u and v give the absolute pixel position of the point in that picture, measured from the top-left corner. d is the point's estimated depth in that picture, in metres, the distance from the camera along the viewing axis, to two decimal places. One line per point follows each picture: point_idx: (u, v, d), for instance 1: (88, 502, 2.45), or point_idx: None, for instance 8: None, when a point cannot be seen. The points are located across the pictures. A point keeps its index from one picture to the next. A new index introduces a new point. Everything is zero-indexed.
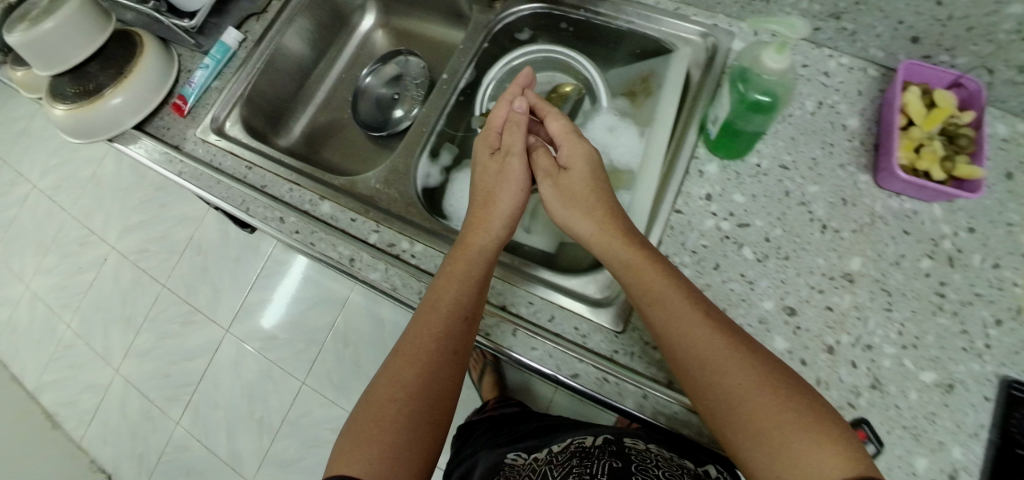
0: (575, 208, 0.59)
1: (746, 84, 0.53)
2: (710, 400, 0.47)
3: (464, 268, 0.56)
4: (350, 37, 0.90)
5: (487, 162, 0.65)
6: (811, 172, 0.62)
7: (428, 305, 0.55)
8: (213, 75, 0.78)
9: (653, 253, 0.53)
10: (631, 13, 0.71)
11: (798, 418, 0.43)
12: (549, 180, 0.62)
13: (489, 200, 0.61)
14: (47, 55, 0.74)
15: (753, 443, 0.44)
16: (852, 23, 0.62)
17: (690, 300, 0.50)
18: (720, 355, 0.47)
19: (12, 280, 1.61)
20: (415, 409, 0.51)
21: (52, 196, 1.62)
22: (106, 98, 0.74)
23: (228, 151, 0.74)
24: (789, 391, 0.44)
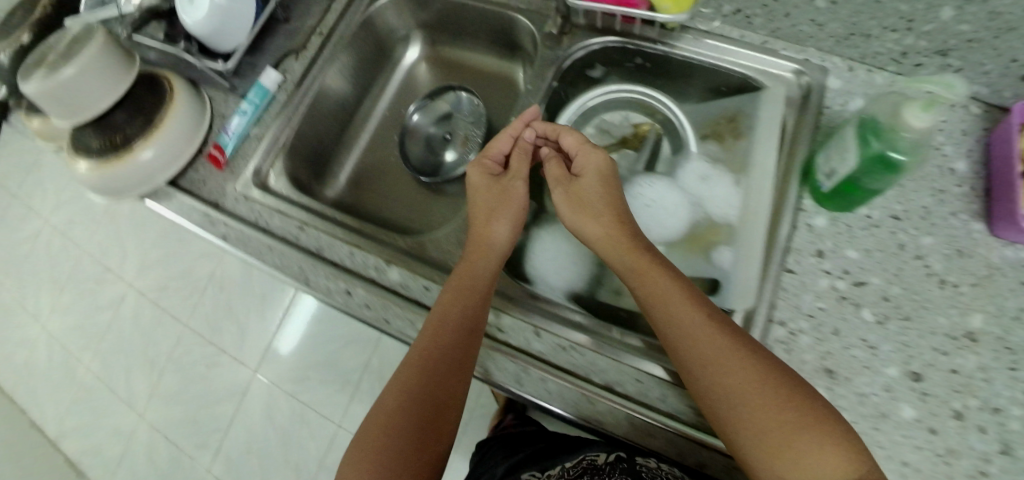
0: (582, 215, 0.58)
1: (880, 141, 0.49)
2: (714, 403, 0.46)
3: (464, 284, 0.55)
4: (395, 75, 0.84)
5: (488, 183, 0.63)
6: (924, 222, 0.58)
7: (436, 319, 0.54)
8: (252, 121, 0.73)
9: (662, 260, 0.53)
10: (713, 49, 0.65)
11: (799, 421, 0.43)
12: (560, 189, 0.60)
13: (499, 213, 0.61)
14: (68, 104, 0.68)
15: (756, 445, 0.43)
16: (959, 60, 0.57)
17: (697, 304, 0.50)
18: (725, 357, 0.46)
19: (26, 320, 1.48)
20: (421, 423, 0.52)
21: (66, 231, 1.50)
22: (136, 152, 0.68)
23: (275, 209, 0.68)
24: (796, 395, 0.44)
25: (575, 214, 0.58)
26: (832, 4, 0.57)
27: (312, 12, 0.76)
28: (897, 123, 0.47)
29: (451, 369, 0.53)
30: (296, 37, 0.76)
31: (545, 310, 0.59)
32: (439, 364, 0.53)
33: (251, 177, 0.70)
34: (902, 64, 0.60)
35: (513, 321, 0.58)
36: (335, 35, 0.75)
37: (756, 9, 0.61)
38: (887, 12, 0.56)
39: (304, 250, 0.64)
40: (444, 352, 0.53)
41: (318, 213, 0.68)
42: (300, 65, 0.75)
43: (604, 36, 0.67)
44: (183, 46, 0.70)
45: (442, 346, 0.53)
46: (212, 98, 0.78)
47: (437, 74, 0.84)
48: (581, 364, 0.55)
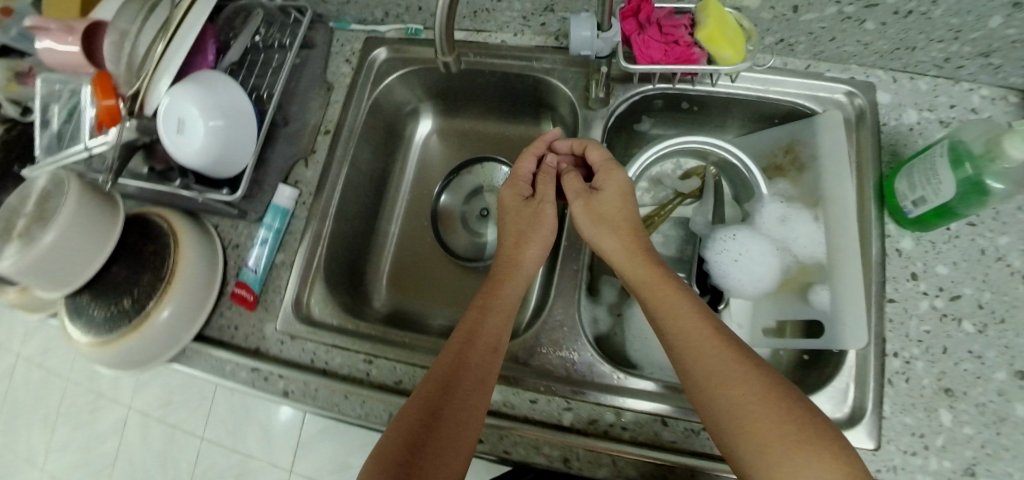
0: (599, 228, 0.56)
1: (975, 168, 0.48)
2: (714, 415, 0.45)
3: (492, 313, 0.53)
4: (409, 151, 0.79)
5: (521, 206, 0.61)
6: (996, 222, 0.59)
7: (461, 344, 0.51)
8: (275, 248, 0.65)
9: (668, 271, 0.52)
10: (759, 82, 0.63)
11: (800, 433, 0.41)
12: (581, 201, 0.58)
13: (522, 232, 0.58)
14: (56, 271, 0.57)
15: (754, 458, 0.42)
16: (1001, 59, 0.57)
17: (703, 317, 0.49)
18: (726, 371, 0.45)
19: (17, 467, 1.31)
20: (420, 461, 0.43)
21: (41, 362, 1.35)
22: (153, 314, 0.59)
23: (331, 345, 0.61)
24: (800, 411, 0.42)
25: (594, 227, 0.56)
26: (881, 25, 0.56)
27: (311, 108, 0.69)
28: (996, 151, 0.46)
29: (469, 401, 0.48)
30: (299, 141, 0.68)
31: (670, 397, 0.55)
32: (459, 392, 0.48)
33: (292, 311, 0.62)
34: (944, 67, 0.60)
35: (635, 416, 0.55)
36: (343, 130, 0.68)
37: (801, 38, 0.60)
38: (937, 26, 0.54)
39: (379, 386, 0.58)
40: (460, 382, 0.48)
41: (381, 339, 0.61)
42: (311, 172, 0.68)
43: (647, 86, 0.63)
44: (179, 183, 0.62)
45: (457, 377, 0.48)
46: (218, 227, 0.69)
47: (452, 146, 0.78)
48: None
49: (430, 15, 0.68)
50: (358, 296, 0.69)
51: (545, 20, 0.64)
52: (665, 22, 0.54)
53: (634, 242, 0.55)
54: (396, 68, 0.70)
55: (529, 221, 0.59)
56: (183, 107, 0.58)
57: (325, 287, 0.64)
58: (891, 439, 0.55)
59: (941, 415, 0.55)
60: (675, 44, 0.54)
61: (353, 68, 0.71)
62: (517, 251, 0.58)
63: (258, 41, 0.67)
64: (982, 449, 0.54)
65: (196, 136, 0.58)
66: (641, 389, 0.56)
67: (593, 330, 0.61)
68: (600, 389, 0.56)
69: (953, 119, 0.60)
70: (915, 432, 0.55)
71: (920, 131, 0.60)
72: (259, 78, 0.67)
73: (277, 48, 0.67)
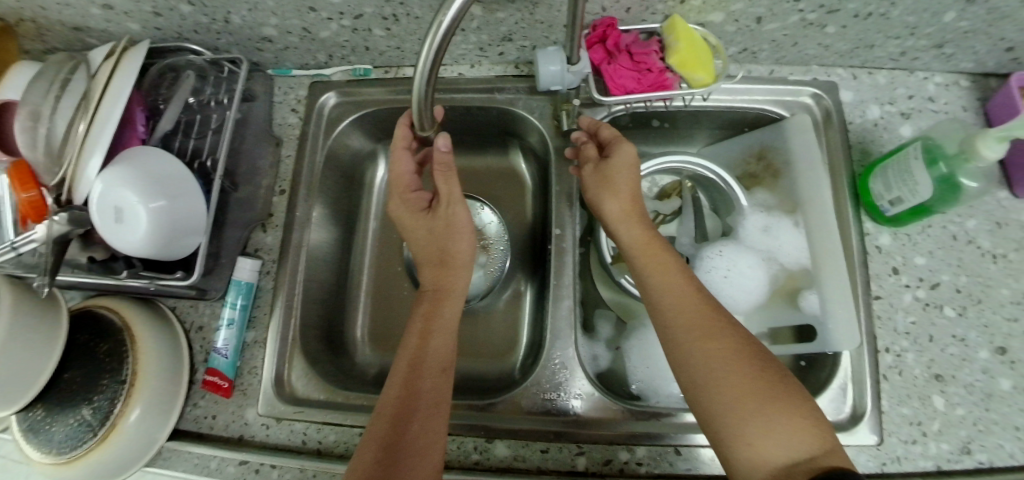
0: (603, 189, 0.54)
1: (948, 166, 0.50)
2: (687, 369, 0.45)
3: (435, 329, 0.52)
4: (372, 196, 0.74)
5: (423, 218, 0.57)
6: (963, 206, 0.61)
7: (419, 356, 0.50)
8: (245, 327, 0.60)
9: (658, 235, 0.52)
10: (726, 92, 0.63)
11: (771, 388, 0.42)
12: (590, 167, 0.56)
13: (442, 243, 0.56)
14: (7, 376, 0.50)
15: (722, 410, 0.42)
16: (953, 48, 0.59)
17: (687, 278, 0.49)
18: (708, 326, 0.45)
19: None
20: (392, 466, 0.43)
21: None
22: (122, 417, 0.54)
23: (323, 422, 0.57)
24: (771, 370, 0.43)
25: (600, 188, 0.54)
26: (841, 29, 0.56)
27: (261, 167, 0.64)
28: (971, 152, 0.48)
29: (431, 411, 0.47)
30: (254, 207, 0.62)
31: (681, 426, 0.54)
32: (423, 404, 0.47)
33: (274, 393, 0.58)
34: (900, 59, 0.62)
35: (649, 450, 0.54)
36: (300, 186, 0.63)
37: (763, 45, 0.60)
38: (894, 25, 0.55)
39: None
40: (422, 394, 0.47)
41: (374, 409, 0.58)
42: (272, 238, 0.63)
43: (616, 107, 0.61)
44: (126, 272, 0.56)
45: (421, 389, 0.48)
46: (174, 308, 0.63)
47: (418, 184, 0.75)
48: None
49: (379, 54, 0.63)
50: (339, 362, 0.65)
51: (503, 49, 0.61)
52: (636, 49, 0.53)
53: (632, 207, 0.53)
54: (349, 112, 0.66)
55: (440, 232, 0.56)
56: (119, 192, 0.51)
57: (305, 361, 0.60)
58: (890, 431, 0.56)
59: (934, 401, 0.57)
60: (647, 71, 0.54)
61: (301, 117, 0.66)
62: (445, 263, 0.56)
63: (192, 102, 0.61)
64: (975, 427, 0.56)
65: (138, 223, 0.52)
66: (650, 422, 0.55)
67: (593, 367, 0.60)
68: (610, 429, 0.54)
69: (912, 110, 0.62)
70: (913, 422, 0.56)
71: (884, 125, 0.61)
72: (199, 141, 0.61)
73: (215, 107, 0.61)
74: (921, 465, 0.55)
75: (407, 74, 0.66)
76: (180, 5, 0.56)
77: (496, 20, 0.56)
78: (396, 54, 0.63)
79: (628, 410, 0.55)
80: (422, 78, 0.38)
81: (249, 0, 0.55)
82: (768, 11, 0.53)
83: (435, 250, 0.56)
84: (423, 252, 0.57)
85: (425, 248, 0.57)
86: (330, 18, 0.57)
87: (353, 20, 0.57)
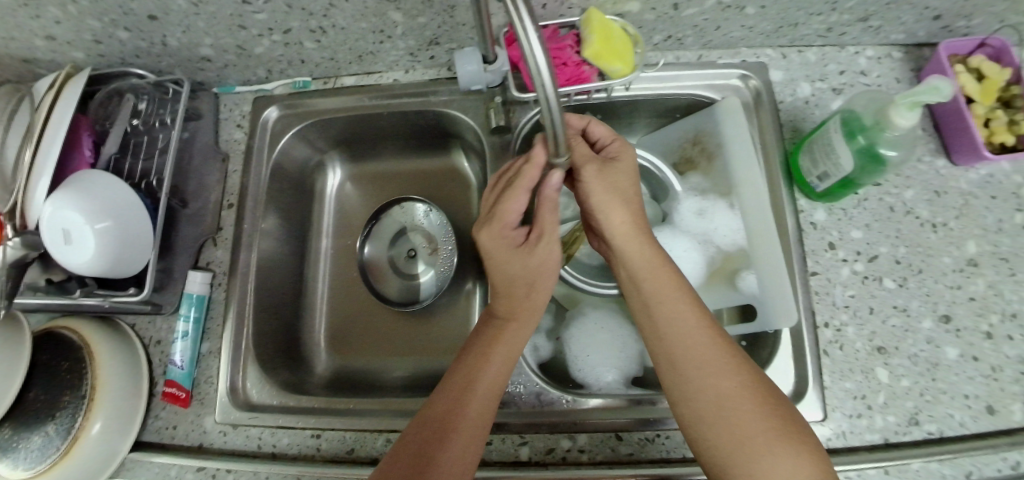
0: (611, 199, 0.50)
1: (865, 135, 0.50)
2: (692, 404, 0.45)
3: (486, 358, 0.49)
4: (324, 205, 0.76)
5: (503, 243, 0.51)
6: (899, 178, 0.62)
7: (453, 414, 0.46)
8: (199, 339, 0.62)
9: (666, 256, 0.50)
10: (657, 80, 0.64)
11: (778, 427, 0.42)
12: (592, 168, 0.51)
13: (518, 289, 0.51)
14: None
15: (728, 449, 0.42)
16: (879, 20, 0.59)
17: (696, 306, 0.48)
18: (718, 359, 0.45)
19: None
20: None
21: None
22: (84, 430, 0.55)
23: (278, 426, 0.59)
24: (779, 404, 0.44)
25: (607, 196, 0.50)
26: (760, 9, 0.56)
27: (209, 184, 0.67)
28: (884, 122, 0.48)
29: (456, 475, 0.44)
30: (204, 221, 0.65)
31: (621, 412, 0.55)
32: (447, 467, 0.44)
33: (228, 400, 0.60)
34: (828, 36, 0.62)
35: (590, 437, 0.55)
36: (247, 199, 0.66)
37: (686, 31, 0.60)
38: (813, 2, 0.55)
39: (332, 460, 0.57)
40: (450, 456, 0.44)
41: (327, 410, 0.60)
42: (223, 251, 0.65)
43: (539, 106, 0.62)
44: (81, 292, 0.58)
45: (449, 448, 0.45)
46: (134, 326, 0.65)
47: (369, 191, 0.77)
48: (675, 448, 0.54)
49: (315, 66, 0.65)
50: (296, 367, 0.67)
51: (433, 53, 0.63)
52: (551, 45, 0.54)
53: (641, 222, 0.51)
54: (292, 124, 0.68)
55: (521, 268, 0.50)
56: (64, 212, 0.53)
57: (259, 368, 0.62)
58: (835, 405, 0.56)
59: (878, 373, 0.57)
60: (563, 65, 0.54)
61: (246, 133, 0.68)
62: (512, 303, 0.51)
63: (136, 124, 0.63)
64: (922, 398, 0.56)
65: (88, 245, 0.54)
66: (591, 409, 0.56)
67: (535, 358, 0.61)
68: (551, 418, 0.56)
69: (843, 85, 0.63)
70: (858, 395, 0.56)
71: (815, 103, 0.62)
72: (148, 162, 0.63)
73: (160, 128, 0.64)
74: (868, 438, 0.55)
75: (345, 84, 0.68)
76: (117, 31, 0.58)
77: (419, 25, 0.57)
78: (332, 65, 0.65)
79: (568, 397, 0.57)
80: (558, 119, 0.36)
81: (181, 23, 0.57)
82: None
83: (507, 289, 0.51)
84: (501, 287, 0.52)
85: (513, 278, 0.51)
86: (260, 35, 0.59)
87: (283, 35, 0.59)
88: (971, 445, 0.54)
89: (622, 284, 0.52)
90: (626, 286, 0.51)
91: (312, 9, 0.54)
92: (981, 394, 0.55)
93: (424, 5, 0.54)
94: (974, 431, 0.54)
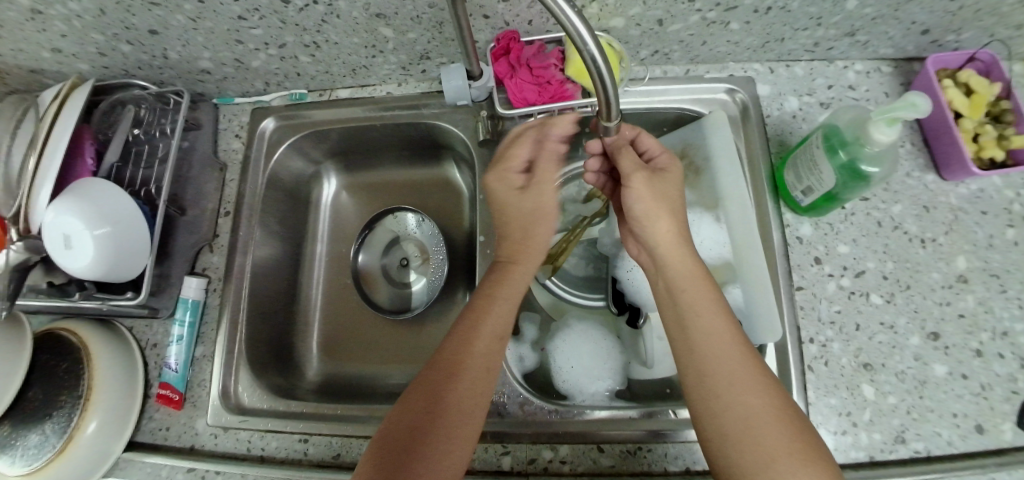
0: (657, 205, 0.51)
1: (847, 150, 0.51)
2: (718, 420, 0.43)
3: (500, 298, 0.50)
4: (319, 215, 0.79)
5: (509, 191, 0.52)
6: (887, 192, 0.62)
7: (458, 362, 0.46)
8: (193, 343, 0.64)
9: (706, 271, 0.50)
10: (645, 93, 0.65)
11: (804, 454, 0.41)
12: (643, 174, 0.52)
13: (522, 231, 0.52)
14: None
15: (751, 470, 0.41)
16: (866, 36, 0.59)
17: (732, 324, 0.47)
18: (750, 378, 0.44)
19: None
20: (430, 431, 0.43)
21: None
22: (78, 430, 0.56)
23: (266, 431, 0.60)
24: (809, 433, 0.42)
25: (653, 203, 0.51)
26: (744, 25, 0.57)
27: (207, 192, 0.69)
28: (864, 137, 0.48)
29: (470, 406, 0.45)
30: (200, 228, 0.67)
31: (603, 423, 0.55)
32: (455, 413, 0.44)
33: (220, 404, 0.61)
34: (816, 51, 0.63)
35: (572, 448, 0.55)
36: (243, 207, 0.68)
37: (673, 46, 0.61)
38: (797, 18, 0.56)
39: (317, 465, 0.58)
40: (458, 404, 0.45)
41: (314, 416, 0.61)
42: (218, 257, 0.67)
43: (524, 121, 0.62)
44: (79, 295, 0.60)
45: (456, 400, 0.45)
46: (132, 328, 0.66)
47: (365, 200, 0.79)
48: (657, 461, 0.54)
49: (311, 78, 0.67)
50: (286, 373, 0.68)
51: (424, 67, 0.65)
52: (535, 63, 0.55)
53: (683, 234, 0.51)
54: (287, 135, 0.70)
55: (519, 197, 0.52)
56: (64, 219, 0.55)
57: (251, 372, 0.63)
58: (820, 421, 0.55)
59: (863, 390, 0.56)
60: (547, 83, 0.56)
61: (243, 143, 0.70)
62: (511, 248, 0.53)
63: (137, 133, 0.65)
64: (908, 416, 0.55)
65: (86, 249, 0.55)
66: (574, 420, 0.56)
67: (519, 368, 0.62)
68: (533, 429, 0.56)
69: (831, 100, 0.64)
70: (842, 412, 0.55)
71: (803, 117, 0.64)
72: (148, 171, 0.65)
73: (160, 137, 0.66)
74: (853, 456, 0.54)
75: (340, 96, 0.70)
76: (120, 44, 0.60)
77: (409, 40, 0.59)
78: (326, 77, 0.67)
79: (550, 406, 0.57)
80: (609, 79, 0.37)
81: (180, 37, 0.59)
82: (666, 13, 0.55)
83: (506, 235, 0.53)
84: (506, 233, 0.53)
85: (512, 219, 0.52)
86: (256, 49, 0.61)
87: (278, 49, 0.61)
88: (957, 465, 0.53)
89: (656, 294, 0.52)
90: (661, 295, 0.51)
91: (304, 24, 0.56)
92: (970, 412, 0.54)
93: (412, 21, 0.55)
94: (962, 450, 0.53)
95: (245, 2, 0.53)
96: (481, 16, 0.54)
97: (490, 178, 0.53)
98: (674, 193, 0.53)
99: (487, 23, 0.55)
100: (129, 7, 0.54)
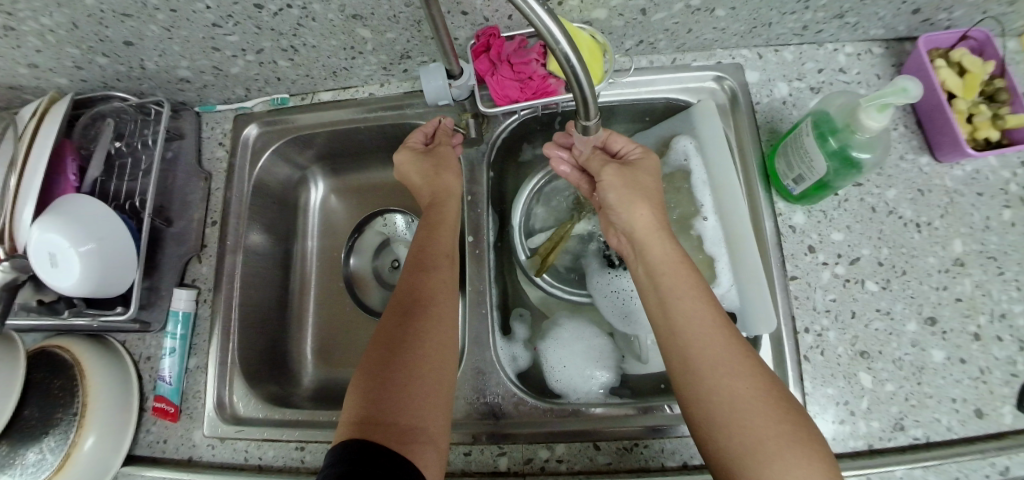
0: (630, 191, 0.51)
1: (837, 138, 0.50)
2: (705, 403, 0.43)
3: (442, 247, 0.56)
4: (308, 218, 0.78)
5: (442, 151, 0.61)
6: (881, 177, 0.61)
7: (416, 309, 0.51)
8: (185, 355, 0.63)
9: (686, 254, 0.49)
10: (631, 86, 0.64)
11: (792, 431, 0.40)
12: (612, 167, 0.53)
13: (444, 194, 0.59)
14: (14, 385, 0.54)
15: (741, 451, 0.40)
16: (855, 17, 0.58)
17: (714, 307, 0.46)
18: (734, 360, 0.43)
19: None
20: (395, 367, 0.47)
21: None
22: (76, 445, 0.55)
23: (263, 439, 0.59)
24: (795, 410, 0.42)
25: (625, 191, 0.51)
26: (730, 10, 0.56)
27: (192, 203, 0.69)
28: (856, 124, 0.47)
29: (429, 341, 0.49)
30: (188, 239, 0.67)
31: (599, 420, 0.55)
32: (420, 355, 0.48)
33: (215, 414, 0.61)
34: (805, 34, 0.62)
35: (568, 447, 0.54)
36: (229, 216, 0.67)
37: (658, 35, 0.60)
38: (784, 2, 0.55)
39: (315, 472, 0.57)
40: (422, 359, 0.48)
41: (311, 422, 0.60)
42: (207, 268, 0.67)
43: (508, 120, 0.64)
44: (70, 311, 0.60)
45: (419, 344, 0.49)
46: (125, 342, 0.66)
47: (353, 203, 0.79)
48: (654, 457, 0.53)
49: (292, 82, 0.66)
50: (279, 381, 0.68)
51: (406, 66, 0.64)
52: (515, 60, 0.55)
53: (659, 215, 0.51)
54: (271, 142, 0.69)
55: (434, 169, 0.59)
56: (48, 237, 0.54)
57: (244, 381, 0.63)
58: (818, 413, 0.55)
59: (861, 379, 0.55)
60: (529, 80, 0.56)
61: (227, 151, 0.70)
62: (437, 210, 0.59)
63: (120, 145, 0.65)
64: (907, 403, 0.54)
65: (72, 266, 0.54)
66: (570, 419, 0.55)
67: (513, 368, 0.62)
68: (529, 428, 0.55)
69: (821, 84, 0.63)
70: (840, 402, 0.55)
71: (793, 103, 0.63)
72: (132, 183, 0.65)
73: (142, 148, 0.65)
74: (851, 445, 0.53)
75: (323, 99, 0.69)
76: (96, 57, 0.59)
77: (389, 40, 0.58)
78: (308, 81, 0.66)
79: (545, 405, 0.57)
80: (585, 80, 0.38)
81: (156, 47, 0.58)
82: (649, 2, 0.53)
83: (429, 201, 0.60)
84: (420, 198, 0.61)
85: (428, 179, 0.59)
86: (234, 55, 0.60)
87: (256, 55, 0.60)
88: (958, 450, 0.52)
89: (639, 281, 0.51)
90: (643, 282, 0.50)
91: (280, 29, 0.55)
92: (969, 397, 0.53)
93: (389, 21, 0.54)
94: (962, 435, 0.53)
95: (218, 8, 0.52)
96: (460, 12, 0.53)
97: (400, 156, 0.61)
98: (647, 177, 0.53)
99: (466, 19, 0.54)
100: (101, 19, 0.53)
